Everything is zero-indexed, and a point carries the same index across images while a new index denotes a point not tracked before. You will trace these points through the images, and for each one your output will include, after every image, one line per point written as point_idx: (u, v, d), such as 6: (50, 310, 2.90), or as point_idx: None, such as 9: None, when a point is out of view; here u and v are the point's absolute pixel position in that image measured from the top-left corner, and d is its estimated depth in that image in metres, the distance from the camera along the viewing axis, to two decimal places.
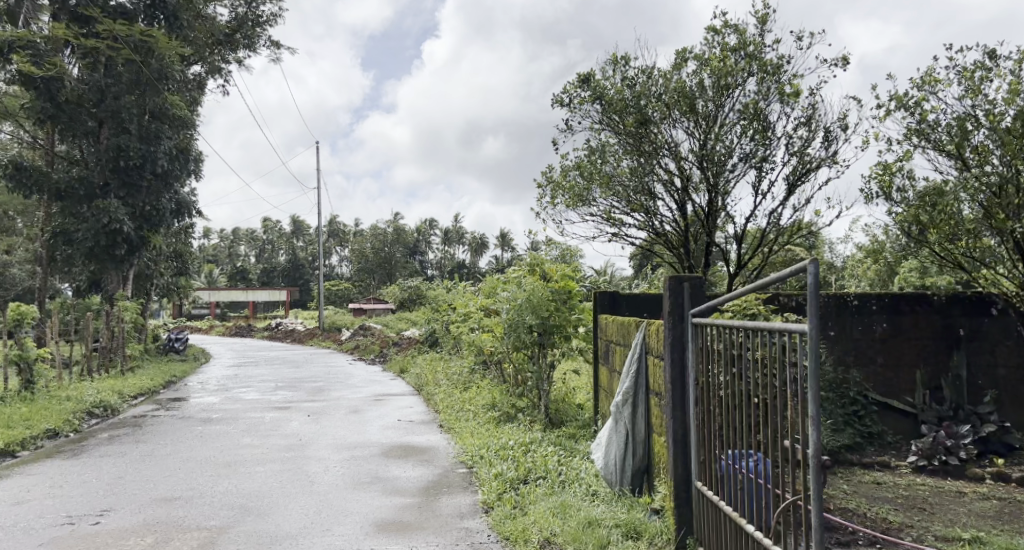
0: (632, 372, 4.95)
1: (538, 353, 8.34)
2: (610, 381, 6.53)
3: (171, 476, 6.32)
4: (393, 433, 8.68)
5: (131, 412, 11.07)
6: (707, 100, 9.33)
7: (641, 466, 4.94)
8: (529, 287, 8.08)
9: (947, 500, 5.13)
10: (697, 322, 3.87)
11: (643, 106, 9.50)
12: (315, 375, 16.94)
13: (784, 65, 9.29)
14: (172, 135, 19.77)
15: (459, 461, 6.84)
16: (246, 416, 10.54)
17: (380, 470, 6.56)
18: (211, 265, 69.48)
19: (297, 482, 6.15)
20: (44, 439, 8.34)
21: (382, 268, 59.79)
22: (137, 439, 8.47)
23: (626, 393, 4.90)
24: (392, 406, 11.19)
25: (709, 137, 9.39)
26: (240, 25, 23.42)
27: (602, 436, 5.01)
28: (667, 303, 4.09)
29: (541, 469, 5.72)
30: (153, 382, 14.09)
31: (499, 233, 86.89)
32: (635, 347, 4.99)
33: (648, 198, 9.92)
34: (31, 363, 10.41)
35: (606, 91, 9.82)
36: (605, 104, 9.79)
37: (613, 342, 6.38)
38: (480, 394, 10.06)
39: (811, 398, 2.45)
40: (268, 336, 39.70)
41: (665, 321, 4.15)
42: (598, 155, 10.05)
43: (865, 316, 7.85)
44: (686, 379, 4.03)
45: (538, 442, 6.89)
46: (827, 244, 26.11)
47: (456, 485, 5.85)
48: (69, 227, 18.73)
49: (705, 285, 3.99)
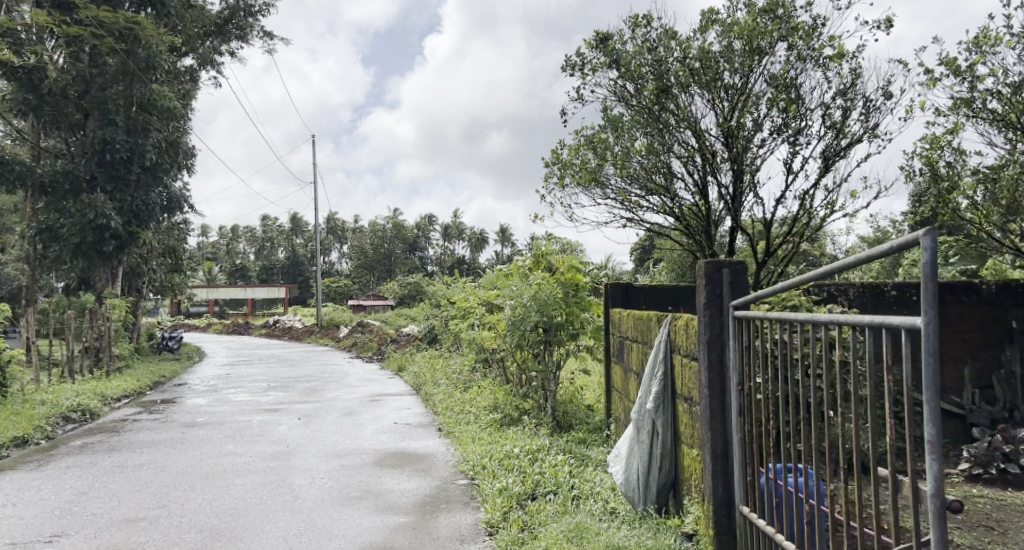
0: (657, 374, 4.34)
1: (543, 352, 7.75)
2: (626, 382, 5.90)
3: (139, 491, 5.70)
4: (387, 438, 8.06)
5: (112, 415, 10.46)
6: (734, 67, 8.71)
7: (668, 481, 4.33)
8: (536, 283, 7.41)
9: (1016, 516, 4.52)
10: (738, 313, 3.24)
11: (663, 73, 8.84)
12: (310, 374, 16.31)
13: (817, 28, 8.64)
14: (163, 127, 19.14)
15: (458, 471, 6.21)
16: (233, 420, 9.90)
17: (371, 483, 5.92)
18: (208, 264, 68.82)
19: (278, 497, 5.52)
20: (11, 448, 7.72)
21: (381, 264, 59.07)
22: (111, 446, 7.84)
23: (652, 399, 4.28)
24: (388, 407, 10.57)
25: (736, 110, 8.79)
26: (232, 16, 22.72)
27: (623, 446, 4.40)
28: (702, 293, 3.45)
29: (550, 482, 5.10)
30: (139, 384, 13.47)
31: (499, 228, 86.45)
32: (662, 345, 4.37)
33: (665, 177, 9.31)
34: (3, 366, 9.81)
35: (621, 56, 9.14)
36: (620, 71, 9.16)
37: (629, 338, 5.76)
38: (482, 394, 9.43)
39: (929, 417, 1.83)
40: (266, 334, 39.05)
41: (701, 315, 3.51)
42: (611, 130, 9.41)
43: (905, 309, 7.09)
44: (727, 383, 3.39)
45: (546, 449, 6.24)
46: (831, 239, 25.62)
47: (455, 501, 5.23)
48: (54, 222, 18.05)
49: (748, 271, 3.37)
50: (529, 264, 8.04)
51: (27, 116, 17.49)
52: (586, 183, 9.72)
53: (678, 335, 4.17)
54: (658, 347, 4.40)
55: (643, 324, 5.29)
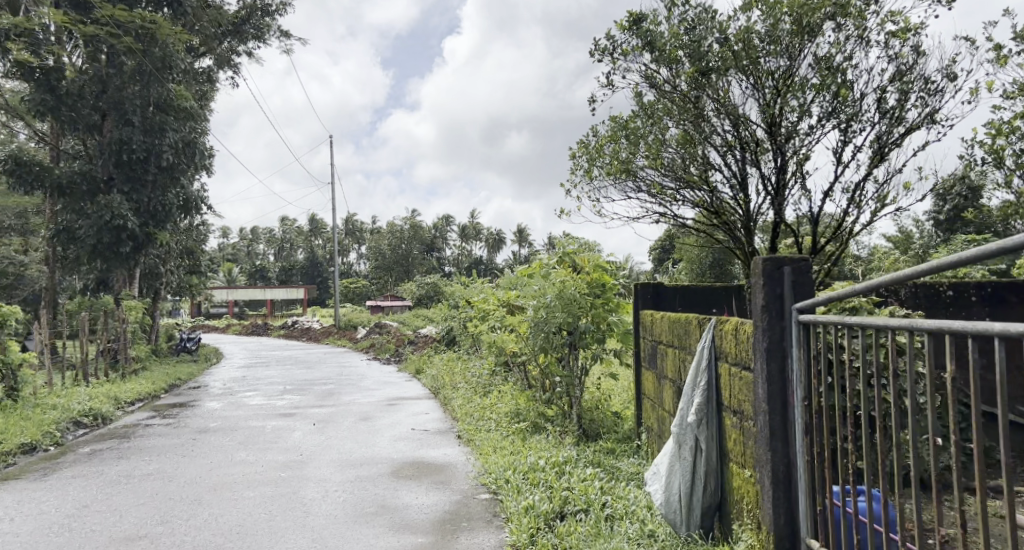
0: (701, 384, 3.92)
1: (568, 356, 7.39)
2: (660, 392, 5.49)
3: (144, 505, 5.40)
4: (405, 446, 7.70)
5: (125, 420, 10.23)
6: (779, 48, 8.29)
7: (713, 501, 3.91)
8: (559, 281, 7.05)
9: None
10: (803, 316, 2.82)
11: (703, 54, 8.40)
12: (327, 376, 16.04)
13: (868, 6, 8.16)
14: (179, 127, 19.02)
15: (480, 484, 5.83)
16: (246, 425, 9.61)
17: (388, 496, 5.56)
18: (228, 265, 69.17)
19: (289, 512, 5.19)
20: (18, 455, 7.47)
21: (399, 265, 58.92)
22: (119, 454, 7.56)
23: (697, 411, 3.87)
24: (405, 412, 10.23)
25: (780, 94, 8.35)
26: (249, 15, 22.52)
27: (662, 463, 3.99)
28: (759, 294, 3.02)
29: (580, 500, 4.72)
30: (154, 387, 13.26)
31: (517, 229, 86.18)
32: (705, 351, 3.96)
33: (702, 168, 8.89)
34: (14, 369, 9.64)
35: (656, 37, 8.72)
36: (655, 53, 8.75)
37: (663, 343, 5.35)
38: (503, 400, 9.04)
39: None
40: (285, 334, 39.04)
41: (755, 318, 3.08)
42: (645, 117, 8.99)
43: (962, 308, 6.68)
44: (788, 397, 2.96)
45: (574, 462, 5.83)
46: (858, 238, 24.93)
47: (477, 519, 4.85)
48: (72, 223, 17.95)
49: (813, 268, 2.94)
50: (554, 264, 7.66)
51: (44, 117, 17.38)
52: (617, 175, 9.31)
53: (725, 341, 3.75)
54: (701, 353, 3.98)
55: (680, 328, 4.87)
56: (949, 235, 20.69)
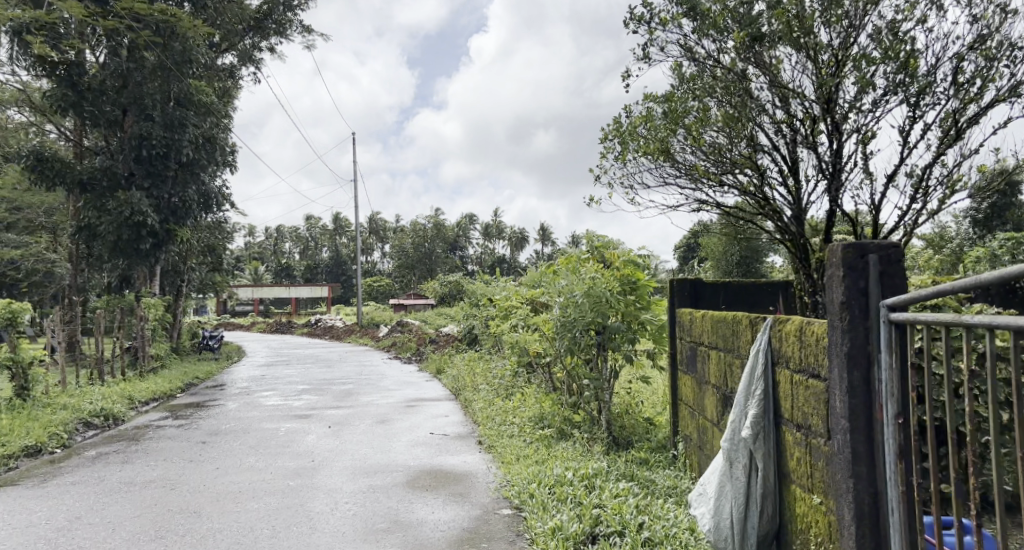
0: (756, 395, 3.40)
1: (596, 357, 6.88)
2: (700, 397, 4.98)
3: (139, 517, 5.01)
4: (423, 453, 7.25)
5: (137, 420, 9.94)
6: (836, 17, 7.67)
7: (770, 529, 3.39)
8: (590, 278, 6.56)
9: None
10: (890, 314, 2.28)
11: (753, 21, 7.78)
12: (346, 376, 15.70)
13: None
14: (199, 122, 18.89)
15: (502, 497, 5.34)
16: (260, 428, 9.24)
17: (401, 511, 5.09)
18: (253, 263, 69.64)
19: (294, 528, 4.75)
20: (21, 458, 7.16)
21: (422, 264, 58.81)
22: (125, 457, 7.20)
23: (753, 426, 3.35)
24: (424, 415, 9.80)
25: (835, 67, 7.69)
26: (270, 11, 22.30)
27: (710, 483, 3.50)
28: (836, 289, 2.49)
29: (613, 519, 4.24)
30: (170, 386, 13.00)
31: (540, 228, 85.70)
32: (760, 356, 3.43)
33: (749, 148, 8.26)
34: (25, 368, 9.39)
35: (699, 5, 8.16)
36: (698, 23, 8.19)
37: (703, 343, 4.86)
38: (527, 403, 8.55)
39: None
40: (308, 332, 39.06)
41: (831, 319, 2.54)
42: (687, 93, 8.41)
43: None
44: (874, 412, 2.40)
45: (605, 474, 5.32)
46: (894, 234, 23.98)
47: (498, 539, 4.38)
48: (92, 219, 17.74)
49: (905, 257, 2.41)
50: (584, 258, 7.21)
51: (66, 112, 17.27)
52: (652, 158, 8.76)
53: (787, 346, 3.22)
54: (755, 359, 3.47)
55: (725, 326, 4.38)
56: (985, 231, 19.83)
